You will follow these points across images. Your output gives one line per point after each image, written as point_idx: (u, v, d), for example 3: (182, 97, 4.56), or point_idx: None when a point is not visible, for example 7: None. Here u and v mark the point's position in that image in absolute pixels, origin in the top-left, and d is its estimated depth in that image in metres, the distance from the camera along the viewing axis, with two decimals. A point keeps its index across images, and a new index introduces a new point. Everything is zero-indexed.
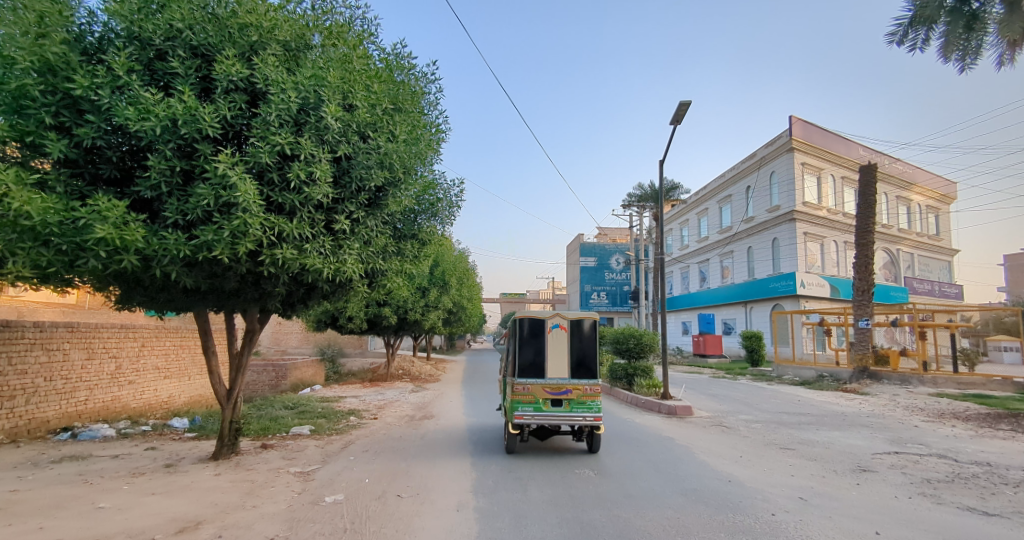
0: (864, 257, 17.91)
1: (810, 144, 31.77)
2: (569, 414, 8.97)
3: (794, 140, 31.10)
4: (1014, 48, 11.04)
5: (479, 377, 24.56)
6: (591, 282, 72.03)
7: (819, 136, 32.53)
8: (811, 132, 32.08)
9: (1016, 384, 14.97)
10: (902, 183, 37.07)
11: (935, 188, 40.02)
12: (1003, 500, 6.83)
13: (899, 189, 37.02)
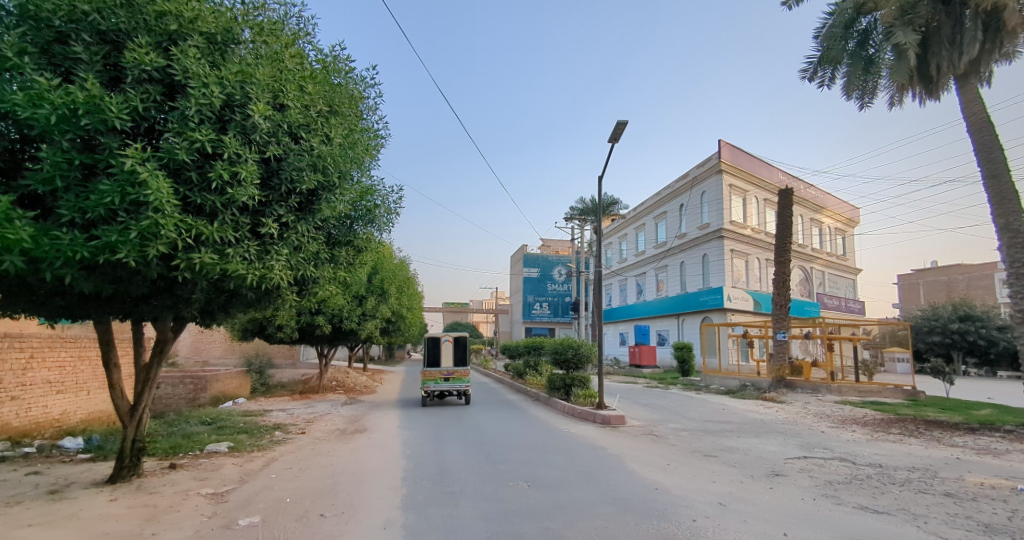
0: (782, 273, 19.31)
1: (737, 167, 34.06)
2: (454, 385, 16.54)
3: (723, 162, 33.16)
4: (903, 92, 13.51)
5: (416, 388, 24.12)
6: (534, 292, 73.02)
7: (746, 160, 34.98)
8: (739, 155, 34.42)
9: (906, 391, 16.67)
10: (816, 206, 40.59)
11: (844, 213, 44.17)
12: (891, 498, 7.53)
13: (813, 211, 40.50)
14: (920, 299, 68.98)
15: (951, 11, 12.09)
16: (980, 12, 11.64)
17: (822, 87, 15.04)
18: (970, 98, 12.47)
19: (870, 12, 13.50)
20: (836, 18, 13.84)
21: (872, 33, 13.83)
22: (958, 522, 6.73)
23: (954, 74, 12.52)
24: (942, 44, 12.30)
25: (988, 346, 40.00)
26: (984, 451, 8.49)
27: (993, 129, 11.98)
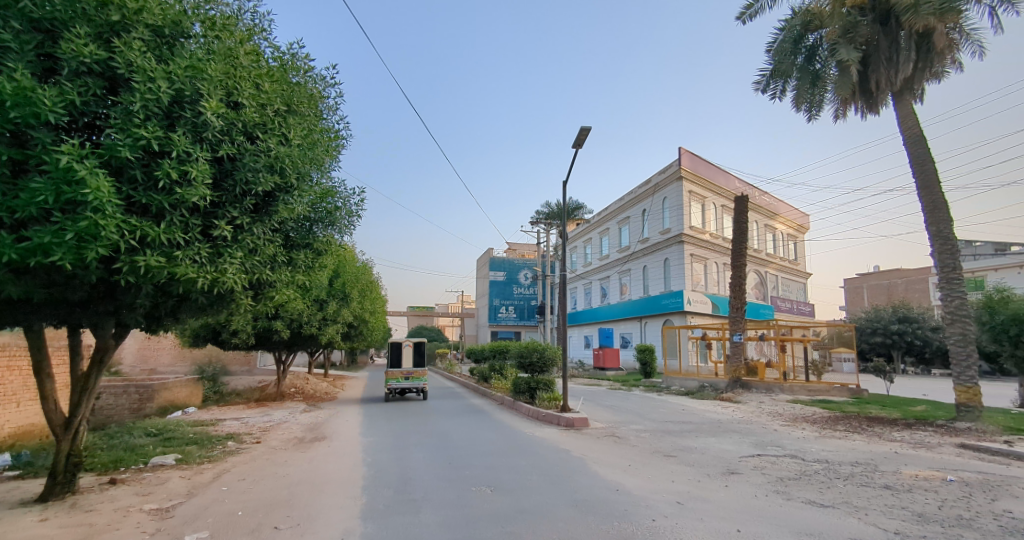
0: (737, 277, 20.01)
1: (696, 174, 35.17)
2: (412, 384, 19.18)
3: (683, 169, 34.15)
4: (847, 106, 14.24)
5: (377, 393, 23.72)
6: (500, 296, 73.14)
7: (705, 168, 36.19)
8: (698, 163, 35.54)
9: (851, 390, 17.57)
10: (771, 213, 42.40)
11: (796, 219, 46.35)
12: (837, 492, 7.91)
13: (767, 217, 42.31)
14: (864, 302, 73.05)
15: (889, 31, 12.85)
16: (913, 33, 12.42)
17: (774, 99, 15.73)
18: (904, 114, 13.28)
19: (817, 29, 14.26)
20: (785, 33, 14.55)
21: (819, 49, 14.57)
22: (896, 512, 7.13)
23: (892, 90, 13.27)
24: (881, 62, 13.03)
25: (923, 346, 42.98)
26: (919, 445, 9.04)
27: (925, 142, 12.81)
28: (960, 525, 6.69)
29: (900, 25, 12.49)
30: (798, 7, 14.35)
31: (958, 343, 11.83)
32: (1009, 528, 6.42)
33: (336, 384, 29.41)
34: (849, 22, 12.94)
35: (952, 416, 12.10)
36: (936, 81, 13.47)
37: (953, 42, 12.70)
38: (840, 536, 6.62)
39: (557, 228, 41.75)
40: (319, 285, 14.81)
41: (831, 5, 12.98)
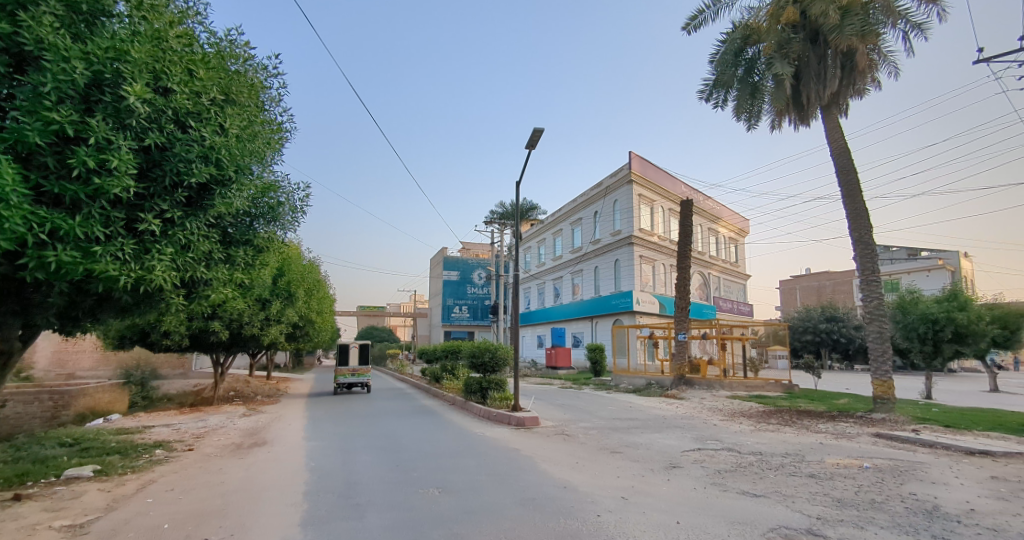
0: (681, 278, 20.79)
1: (645, 178, 36.35)
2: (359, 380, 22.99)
3: (633, 173, 35.19)
4: (781, 117, 15.11)
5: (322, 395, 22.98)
6: (454, 295, 72.76)
7: (653, 172, 37.44)
8: (646, 167, 36.73)
9: (783, 385, 18.70)
10: (713, 217, 44.50)
11: (737, 223, 48.90)
12: (768, 482, 8.36)
13: (710, 221, 44.38)
14: (796, 303, 77.93)
15: (818, 48, 13.77)
16: (838, 52, 13.39)
17: (716, 108, 16.45)
18: (830, 126, 14.25)
19: (755, 43, 15.08)
20: (727, 45, 15.30)
21: (757, 62, 15.39)
22: (820, 499, 7.63)
23: (821, 105, 14.20)
24: (811, 77, 13.94)
25: (848, 343, 46.23)
26: (841, 436, 9.72)
27: (849, 154, 13.77)
28: (873, 509, 7.25)
29: (827, 44, 13.42)
30: (739, 21, 15.13)
31: (876, 340, 12.78)
32: (914, 509, 7.03)
33: (278, 386, 28.25)
34: (783, 38, 13.78)
35: (869, 408, 13.10)
36: (858, 99, 14.55)
37: (872, 62, 13.78)
38: (770, 524, 7.01)
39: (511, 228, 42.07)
40: (261, 284, 14.17)
41: (768, 20, 13.77)
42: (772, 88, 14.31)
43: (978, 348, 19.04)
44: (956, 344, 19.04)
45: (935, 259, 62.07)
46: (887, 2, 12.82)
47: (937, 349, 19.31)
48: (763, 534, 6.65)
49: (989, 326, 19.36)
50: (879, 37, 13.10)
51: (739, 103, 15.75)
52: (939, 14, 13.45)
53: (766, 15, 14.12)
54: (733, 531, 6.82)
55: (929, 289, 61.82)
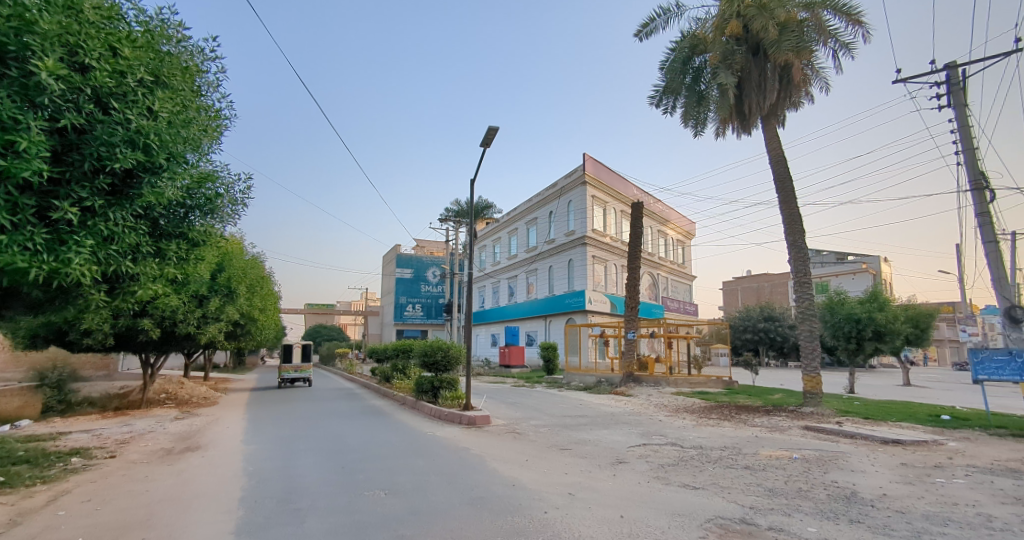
0: (631, 278, 21.34)
1: (599, 180, 37.17)
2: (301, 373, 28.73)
3: (586, 174, 35.91)
4: (725, 125, 15.82)
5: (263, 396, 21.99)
6: (407, 293, 71.68)
7: (607, 175, 38.31)
8: (600, 170, 37.57)
9: (724, 382, 19.67)
10: (663, 219, 46.19)
11: (686, 226, 50.99)
12: (707, 475, 8.72)
13: (660, 224, 45.99)
14: (737, 303, 82.16)
15: (760, 61, 14.49)
16: (777, 66, 14.21)
17: (666, 114, 16.98)
18: (768, 136, 15.06)
19: (702, 53, 15.71)
20: (676, 54, 15.86)
21: (703, 71, 16.04)
22: (753, 489, 8.03)
23: (761, 115, 14.96)
24: (753, 89, 14.65)
25: (783, 342, 49.15)
26: (774, 429, 10.28)
27: (785, 162, 14.59)
28: (800, 497, 7.71)
29: (767, 57, 14.19)
30: (687, 31, 15.73)
31: (806, 339, 13.62)
32: (836, 496, 7.53)
33: (214, 387, 26.78)
34: (727, 50, 14.45)
35: (799, 402, 13.97)
36: (795, 111, 15.49)
37: (807, 77, 14.68)
38: (707, 514, 7.32)
39: (466, 226, 41.94)
40: (197, 279, 13.41)
41: (714, 32, 14.43)
42: (717, 97, 14.95)
43: (894, 346, 20.73)
44: (876, 342, 20.63)
45: (859, 264, 67.30)
46: (819, 21, 13.74)
47: (860, 347, 20.84)
48: (700, 524, 6.93)
49: (903, 325, 21.15)
50: (813, 54, 14.01)
51: (687, 110, 16.37)
52: (865, 36, 14.55)
53: (712, 27, 14.78)
54: (672, 523, 7.07)
55: (854, 292, 67.12)
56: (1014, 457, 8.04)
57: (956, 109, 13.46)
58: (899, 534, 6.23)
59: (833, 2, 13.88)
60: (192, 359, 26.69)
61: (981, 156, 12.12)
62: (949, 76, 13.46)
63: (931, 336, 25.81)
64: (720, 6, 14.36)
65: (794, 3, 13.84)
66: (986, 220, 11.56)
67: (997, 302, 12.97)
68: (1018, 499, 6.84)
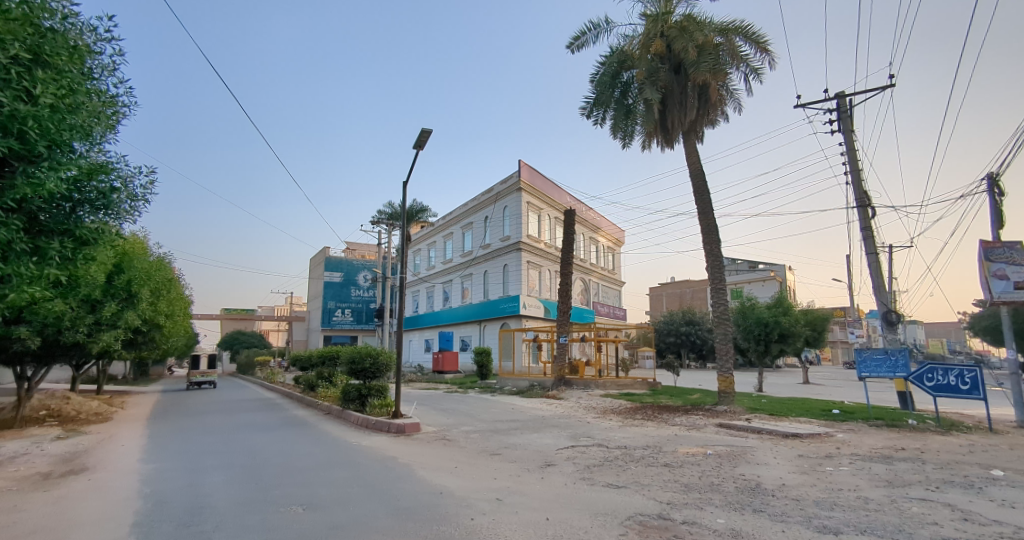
0: (563, 284, 21.83)
1: (533, 187, 37.84)
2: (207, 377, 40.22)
3: (521, 181, 36.48)
4: (651, 139, 16.64)
5: (166, 408, 20.15)
6: (335, 298, 69.07)
7: (541, 182, 39.12)
8: (535, 177, 38.32)
9: (648, 383, 20.58)
10: (594, 227, 47.96)
11: (617, 234, 53.24)
12: (629, 473, 9.07)
13: (592, 231, 47.71)
14: (662, 308, 86.85)
15: (681, 80, 15.38)
16: (696, 86, 15.21)
17: (596, 125, 17.57)
18: (688, 151, 16.02)
19: (629, 68, 16.48)
20: (605, 68, 16.53)
21: (631, 86, 16.83)
22: (670, 486, 8.44)
23: (682, 131, 15.88)
24: (676, 105, 15.49)
25: (702, 344, 52.53)
26: (691, 427, 10.88)
27: (703, 177, 15.58)
28: (712, 491, 8.20)
29: (688, 76, 15.13)
30: (615, 47, 16.46)
31: (721, 341, 14.55)
32: (742, 488, 8.10)
33: (107, 401, 24.18)
34: (652, 67, 15.21)
35: (714, 402, 14.85)
36: (712, 129, 16.63)
37: (722, 98, 15.80)
38: (628, 512, 7.59)
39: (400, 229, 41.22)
40: (86, 282, 12.05)
41: (640, 49, 15.24)
42: (643, 111, 15.73)
43: (796, 347, 22.72)
44: (781, 344, 22.51)
45: (768, 272, 73.66)
46: (732, 46, 14.93)
47: (768, 348, 22.61)
48: (621, 522, 7.17)
49: (803, 328, 23.27)
50: (727, 77, 15.16)
51: (615, 122, 17.10)
52: (770, 63, 15.93)
53: (638, 44, 15.57)
54: (595, 522, 7.27)
55: (763, 297, 73.42)
56: (889, 444, 9.05)
57: (845, 134, 15.05)
58: (794, 520, 6.79)
59: (744, 30, 15.09)
60: (82, 371, 24.04)
61: (863, 178, 13.61)
62: (839, 105, 15.04)
63: (825, 338, 28.56)
64: (645, 26, 15.20)
65: (710, 28, 14.94)
66: (867, 234, 12.99)
67: (877, 307, 14.56)
68: (890, 482, 7.70)
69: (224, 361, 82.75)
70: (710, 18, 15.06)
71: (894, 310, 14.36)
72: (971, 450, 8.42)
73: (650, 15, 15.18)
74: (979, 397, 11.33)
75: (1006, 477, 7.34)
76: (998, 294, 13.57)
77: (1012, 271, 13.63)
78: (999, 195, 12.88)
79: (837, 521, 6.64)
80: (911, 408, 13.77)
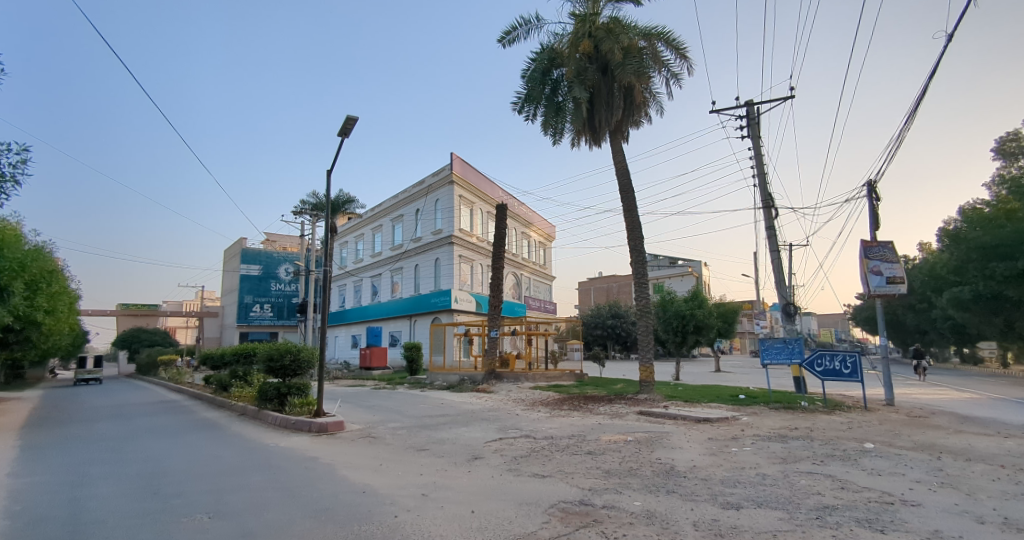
0: (493, 278, 21.88)
1: (465, 180, 37.67)
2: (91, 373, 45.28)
3: (453, 174, 36.17)
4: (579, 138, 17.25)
5: (44, 415, 18.07)
6: (252, 292, 65.07)
7: (473, 175, 39.01)
8: (468, 170, 38.19)
9: (574, 375, 21.20)
10: (526, 222, 48.70)
11: (548, 229, 54.45)
12: (554, 462, 9.29)
13: (523, 226, 48.43)
14: (590, 301, 90.07)
15: (608, 81, 15.90)
16: (622, 88, 15.83)
17: (527, 121, 17.74)
18: (614, 150, 16.62)
19: (559, 67, 16.83)
20: (536, 64, 16.76)
21: (560, 84, 17.18)
22: (593, 472, 8.74)
23: (609, 131, 16.45)
24: (602, 106, 16.04)
25: (627, 336, 55.16)
26: (614, 416, 11.34)
27: (626, 176, 16.22)
28: (630, 475, 8.60)
29: (614, 77, 15.68)
30: (546, 44, 16.73)
31: (643, 332, 15.25)
32: (658, 471, 8.55)
33: None
34: (581, 66, 15.62)
35: (636, 391, 15.54)
36: (636, 130, 17.38)
37: (645, 100, 16.56)
38: (552, 500, 7.78)
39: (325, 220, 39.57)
40: None
41: (569, 48, 15.62)
42: (572, 110, 16.16)
43: (709, 337, 24.39)
44: (696, 335, 24.06)
45: (686, 267, 78.62)
46: (654, 51, 15.67)
47: (684, 339, 24.09)
48: (545, 511, 7.32)
49: (715, 319, 24.96)
50: (650, 80, 15.91)
51: (546, 119, 17.43)
52: (689, 69, 16.88)
53: (568, 43, 15.95)
54: (519, 512, 7.36)
55: (681, 291, 78.29)
56: (785, 424, 9.95)
57: (752, 140, 16.29)
58: (702, 498, 7.27)
59: (665, 36, 15.85)
60: None
61: (767, 181, 14.75)
62: (748, 113, 16.23)
63: (735, 329, 30.89)
64: (574, 25, 15.60)
65: (635, 32, 15.59)
66: (770, 233, 14.13)
67: (778, 300, 15.87)
68: (785, 458, 8.46)
69: (119, 360, 75.11)
70: (635, 23, 15.71)
71: (792, 302, 15.74)
72: (850, 427, 9.44)
73: (578, 15, 15.59)
74: (858, 380, 12.74)
75: (876, 448, 8.31)
76: (874, 288, 15.34)
77: (885, 267, 15.42)
78: (876, 200, 14.46)
79: (738, 496, 7.18)
80: (804, 391, 15.21)
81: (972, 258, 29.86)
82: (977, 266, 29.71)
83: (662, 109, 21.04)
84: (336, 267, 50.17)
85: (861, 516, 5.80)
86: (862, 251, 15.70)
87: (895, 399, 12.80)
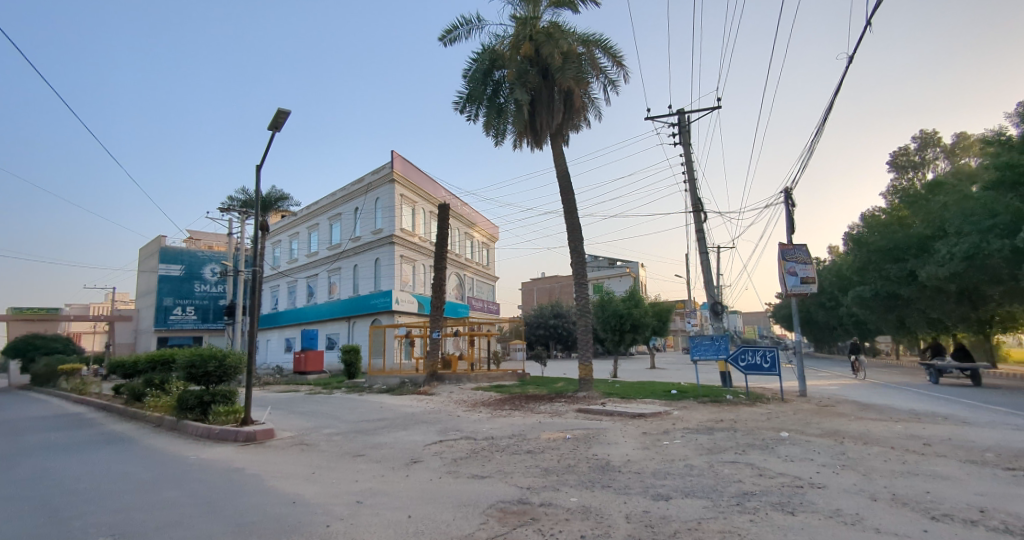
0: (435, 279, 21.57)
1: (408, 179, 37.00)
2: None
3: (395, 173, 35.43)
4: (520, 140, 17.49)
5: None
6: (173, 294, 60.77)
7: (416, 174, 38.42)
8: (410, 169, 37.65)
9: (515, 374, 21.36)
10: (469, 222, 48.54)
11: (492, 230, 54.53)
12: (494, 462, 9.30)
13: (466, 226, 48.24)
14: (533, 301, 90.49)
15: (548, 84, 16.17)
16: (562, 91, 16.17)
17: (469, 121, 17.69)
18: (554, 152, 16.89)
19: (500, 68, 16.91)
20: (477, 64, 16.73)
21: (502, 85, 17.26)
22: (532, 471, 8.83)
23: (550, 133, 16.71)
24: (543, 108, 16.28)
25: (568, 335, 56.41)
26: (553, 414, 11.49)
27: (566, 178, 16.54)
28: (567, 472, 8.75)
29: (554, 82, 15.98)
30: (487, 45, 16.77)
31: (582, 332, 15.56)
32: (594, 466, 8.78)
33: None
34: (522, 69, 15.84)
35: (574, 389, 15.85)
36: (576, 133, 17.76)
37: (584, 104, 16.98)
38: (490, 501, 7.76)
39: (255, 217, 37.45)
40: None
41: (510, 50, 15.77)
42: (515, 112, 16.29)
43: (645, 335, 25.37)
44: (633, 333, 24.92)
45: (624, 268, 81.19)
46: (592, 57, 16.11)
47: (622, 337, 24.92)
48: (483, 511, 7.31)
49: (650, 317, 25.99)
50: (588, 85, 16.33)
51: (487, 119, 17.47)
52: (625, 77, 17.47)
53: (509, 45, 16.09)
54: (457, 514, 7.29)
55: (620, 291, 80.66)
56: (711, 417, 10.51)
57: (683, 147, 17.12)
58: (634, 491, 7.52)
59: (603, 43, 16.34)
60: None
61: (695, 186, 15.50)
62: (679, 121, 17.01)
63: (668, 326, 32.32)
64: (516, 28, 15.79)
65: (573, 38, 15.96)
66: (699, 235, 14.83)
67: (707, 300, 16.72)
68: (711, 449, 8.94)
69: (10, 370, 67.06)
70: (573, 29, 16.09)
71: (719, 302, 16.65)
72: (768, 417, 10.12)
73: (519, 18, 15.76)
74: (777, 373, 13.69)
75: (790, 437, 8.95)
76: (790, 287, 16.55)
77: (799, 267, 16.65)
78: (792, 206, 15.57)
79: (668, 488, 7.49)
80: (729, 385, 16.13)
81: (872, 260, 32.58)
82: (876, 267, 32.57)
83: (600, 113, 21.58)
84: (269, 267, 47.65)
85: (775, 500, 6.21)
86: (779, 253, 16.87)
87: (807, 390, 13.87)
